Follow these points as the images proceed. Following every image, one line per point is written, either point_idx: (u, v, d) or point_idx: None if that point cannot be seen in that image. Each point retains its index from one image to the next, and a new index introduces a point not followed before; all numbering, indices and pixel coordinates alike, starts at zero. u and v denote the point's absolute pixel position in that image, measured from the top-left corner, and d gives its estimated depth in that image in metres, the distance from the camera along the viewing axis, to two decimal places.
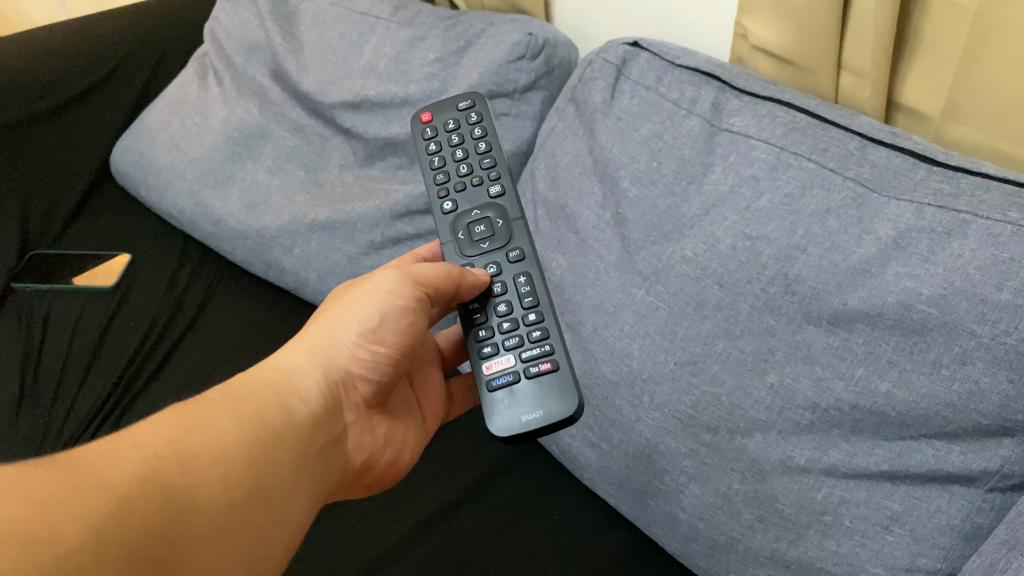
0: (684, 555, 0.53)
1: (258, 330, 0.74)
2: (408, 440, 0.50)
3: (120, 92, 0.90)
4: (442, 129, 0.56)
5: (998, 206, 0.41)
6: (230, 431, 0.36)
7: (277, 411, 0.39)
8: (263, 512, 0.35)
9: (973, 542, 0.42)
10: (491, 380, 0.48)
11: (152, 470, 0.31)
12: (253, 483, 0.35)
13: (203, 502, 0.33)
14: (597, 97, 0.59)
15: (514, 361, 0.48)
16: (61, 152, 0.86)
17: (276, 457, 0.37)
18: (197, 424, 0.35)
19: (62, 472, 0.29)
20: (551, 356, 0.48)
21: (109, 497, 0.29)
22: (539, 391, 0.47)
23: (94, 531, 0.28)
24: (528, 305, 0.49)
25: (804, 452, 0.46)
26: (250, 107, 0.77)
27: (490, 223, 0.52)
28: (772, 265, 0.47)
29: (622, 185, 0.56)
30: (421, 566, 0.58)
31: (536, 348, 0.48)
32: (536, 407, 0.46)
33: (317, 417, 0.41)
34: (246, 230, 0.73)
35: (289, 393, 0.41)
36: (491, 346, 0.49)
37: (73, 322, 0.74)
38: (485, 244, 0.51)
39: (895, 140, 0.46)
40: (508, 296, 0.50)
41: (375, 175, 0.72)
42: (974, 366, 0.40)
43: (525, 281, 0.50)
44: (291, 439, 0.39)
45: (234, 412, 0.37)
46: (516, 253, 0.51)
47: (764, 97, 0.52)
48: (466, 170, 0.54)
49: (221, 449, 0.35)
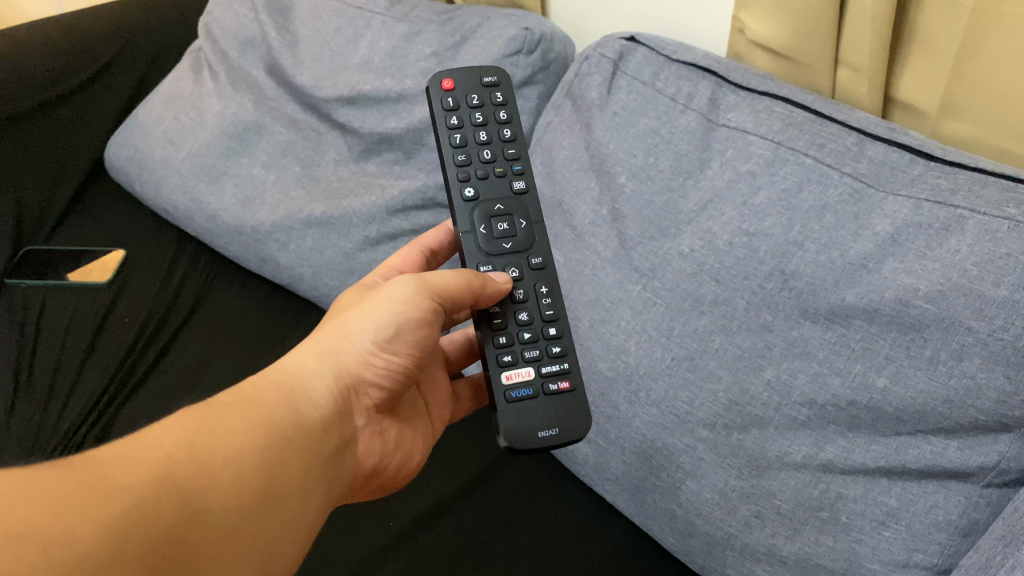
0: (680, 551, 0.53)
1: (255, 324, 0.74)
2: (417, 443, 0.50)
3: (114, 87, 0.90)
4: (463, 102, 0.52)
5: (996, 202, 0.41)
6: (242, 434, 0.35)
7: (289, 414, 0.38)
8: (274, 516, 0.35)
9: (968, 538, 0.42)
10: (511, 391, 0.46)
11: (166, 473, 0.31)
12: (264, 486, 0.35)
13: (215, 504, 0.32)
14: (593, 92, 0.59)
15: (534, 375, 0.47)
16: (50, 150, 0.86)
17: (288, 461, 0.37)
18: (208, 426, 0.35)
19: (75, 473, 0.29)
20: (568, 375, 0.48)
21: (123, 499, 0.29)
22: (556, 408, 0.47)
23: (109, 531, 0.28)
24: (548, 317, 0.49)
25: (800, 448, 0.46)
26: (244, 101, 0.77)
27: (513, 222, 0.50)
28: (768, 261, 0.47)
29: (619, 180, 0.55)
30: (423, 559, 0.57)
31: (555, 364, 0.48)
32: (553, 424, 0.46)
33: (328, 421, 0.41)
34: (241, 226, 0.73)
35: (301, 396, 0.40)
36: (511, 355, 0.47)
37: (66, 319, 0.73)
38: (507, 244, 0.50)
39: (893, 135, 0.46)
40: (529, 305, 0.49)
41: (371, 170, 0.72)
42: (970, 362, 0.40)
43: (546, 292, 0.50)
44: (304, 442, 0.38)
45: (246, 414, 0.37)
46: (538, 260, 0.50)
47: (761, 93, 0.52)
48: (489, 157, 0.51)
49: (235, 451, 0.34)
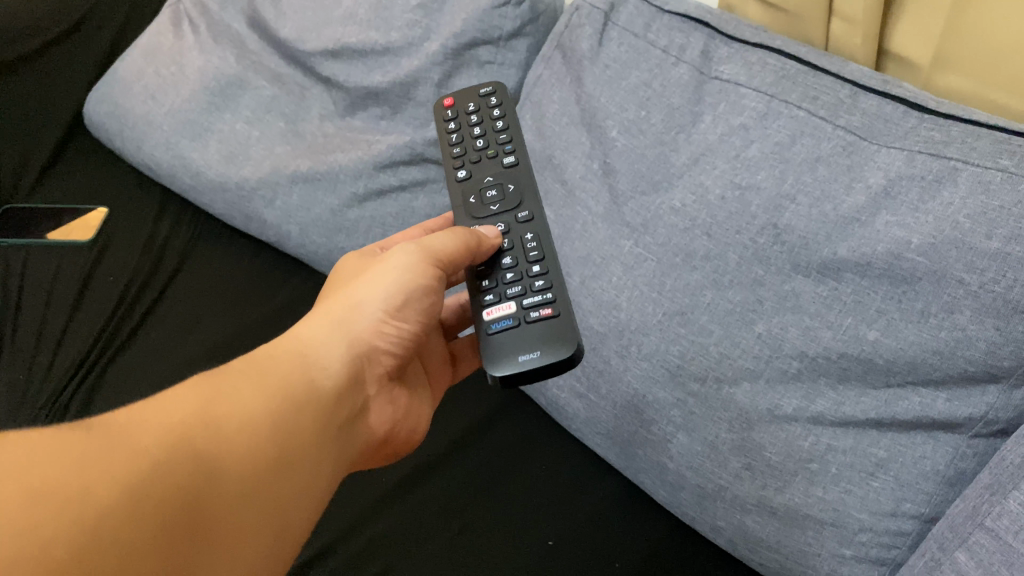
0: (672, 503, 0.53)
1: (240, 285, 0.73)
2: (425, 410, 0.50)
3: (94, 38, 0.88)
4: (462, 112, 0.56)
5: (989, 153, 0.41)
6: (256, 402, 0.35)
7: (303, 382, 0.38)
8: (290, 483, 0.35)
9: (955, 487, 0.42)
10: (491, 326, 0.46)
11: (181, 440, 0.31)
12: (280, 451, 0.35)
13: (230, 471, 0.32)
14: (585, 44, 0.58)
15: (515, 307, 0.47)
16: (31, 103, 0.84)
17: (305, 424, 0.36)
18: (223, 396, 0.34)
19: (92, 440, 0.29)
20: (549, 301, 0.46)
21: (140, 465, 0.29)
22: (540, 335, 0.45)
23: (127, 497, 0.27)
24: (533, 258, 0.48)
25: (791, 401, 0.46)
26: (226, 55, 0.75)
27: (502, 188, 0.51)
28: (761, 215, 0.47)
29: (610, 134, 0.55)
30: (413, 515, 0.58)
31: (538, 296, 0.47)
32: (535, 348, 0.45)
33: (342, 388, 0.41)
34: (225, 182, 0.72)
35: (314, 365, 0.40)
36: (492, 294, 0.47)
37: (50, 281, 0.72)
38: (496, 206, 0.50)
39: (886, 87, 0.46)
40: (515, 251, 0.49)
41: (357, 126, 0.70)
42: (961, 314, 0.40)
43: (532, 238, 0.49)
44: (321, 406, 0.38)
45: (260, 383, 0.36)
46: (525, 214, 0.50)
47: (754, 45, 0.51)
48: (482, 144, 0.53)
49: (250, 420, 0.34)
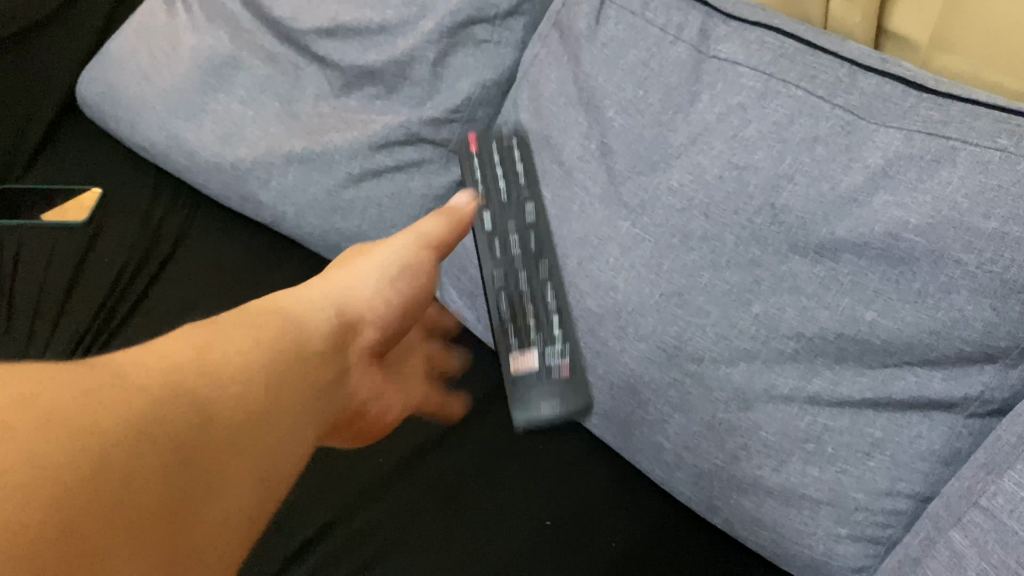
0: (668, 483, 0.54)
1: (236, 268, 0.72)
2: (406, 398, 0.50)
3: (86, 16, 0.87)
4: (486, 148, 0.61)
5: (988, 132, 0.41)
6: (252, 350, 0.34)
7: (297, 337, 0.37)
8: (287, 431, 0.33)
9: (950, 466, 0.43)
10: (516, 375, 0.57)
11: (180, 379, 0.29)
12: (277, 399, 0.33)
13: (230, 414, 0.30)
14: (581, 23, 0.57)
15: (536, 362, 0.57)
16: (24, 81, 0.83)
17: (298, 377, 0.35)
18: (217, 342, 0.33)
19: (86, 374, 0.27)
20: (568, 359, 0.55)
21: (138, 399, 0.27)
22: (557, 388, 0.56)
23: (128, 427, 0.26)
24: (552, 306, 0.56)
25: (788, 381, 0.47)
26: (220, 34, 0.75)
27: (524, 241, 0.58)
28: (758, 195, 0.47)
29: (608, 115, 0.54)
30: (411, 496, 0.58)
31: (555, 351, 0.56)
32: (554, 401, 0.56)
33: (335, 348, 0.40)
34: (220, 163, 0.71)
35: (306, 324, 0.39)
36: (518, 344, 0.57)
37: (43, 262, 0.72)
38: (517, 252, 0.58)
39: (885, 66, 0.45)
40: (538, 302, 0.57)
41: (352, 106, 0.70)
42: (958, 295, 0.40)
43: (551, 288, 0.56)
44: (314, 362, 0.37)
45: (255, 335, 0.35)
46: (545, 261, 0.57)
47: (752, 23, 0.50)
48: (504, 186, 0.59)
49: (247, 365, 0.33)
